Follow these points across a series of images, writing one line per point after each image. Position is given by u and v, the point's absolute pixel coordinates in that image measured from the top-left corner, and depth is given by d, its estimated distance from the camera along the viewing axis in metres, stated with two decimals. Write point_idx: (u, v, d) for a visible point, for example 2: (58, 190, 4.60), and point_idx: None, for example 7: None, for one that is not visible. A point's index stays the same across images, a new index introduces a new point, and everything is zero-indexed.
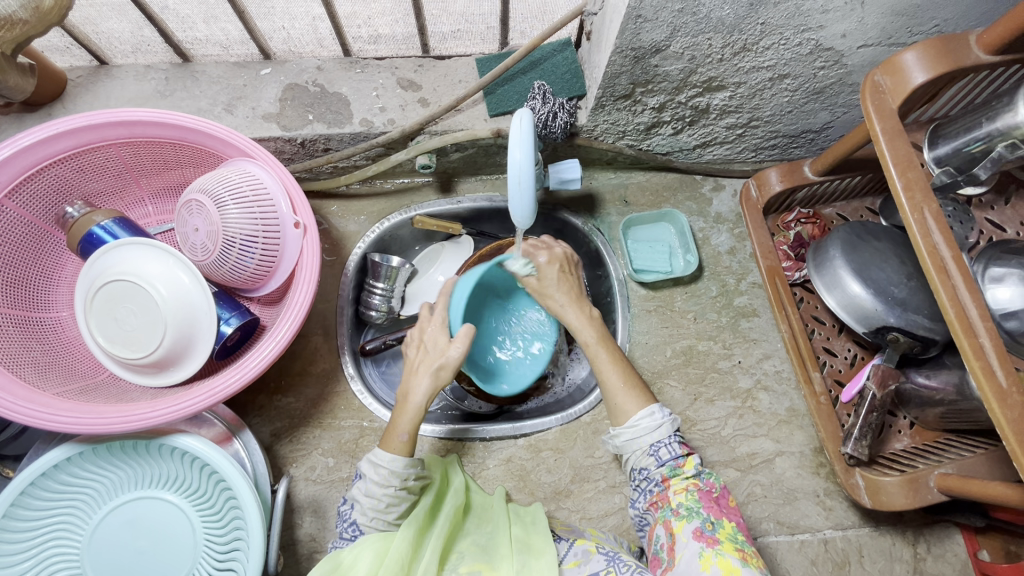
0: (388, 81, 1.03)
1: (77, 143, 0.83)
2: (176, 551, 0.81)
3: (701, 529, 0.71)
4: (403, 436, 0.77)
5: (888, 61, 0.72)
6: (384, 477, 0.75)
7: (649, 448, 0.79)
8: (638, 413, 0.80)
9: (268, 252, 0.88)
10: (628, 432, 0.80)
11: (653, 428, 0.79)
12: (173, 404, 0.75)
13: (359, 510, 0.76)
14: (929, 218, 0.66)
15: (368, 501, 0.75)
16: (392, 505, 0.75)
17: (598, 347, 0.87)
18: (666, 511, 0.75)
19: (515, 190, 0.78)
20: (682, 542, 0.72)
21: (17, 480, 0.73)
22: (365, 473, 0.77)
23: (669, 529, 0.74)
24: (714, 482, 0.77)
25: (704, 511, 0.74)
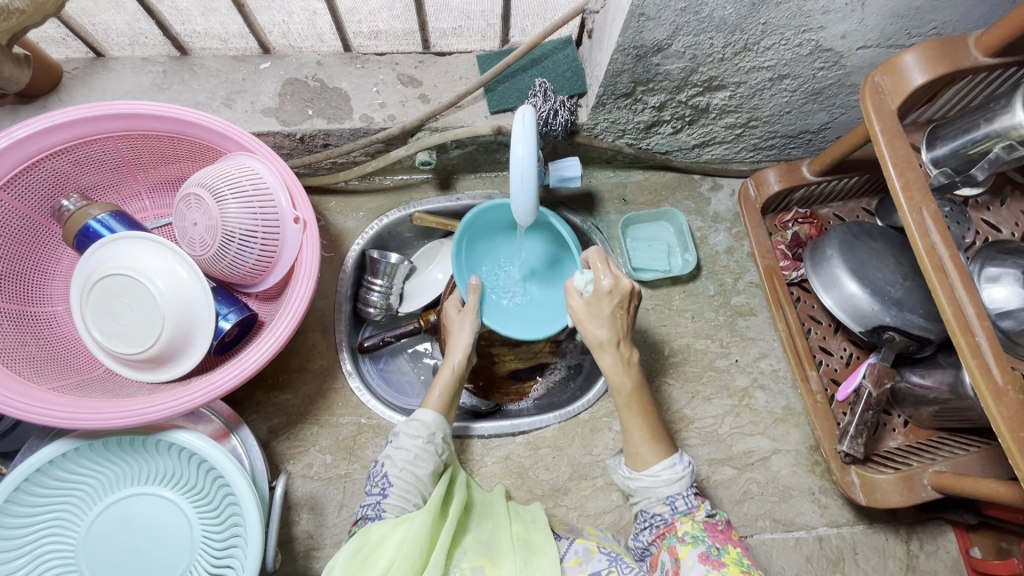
0: (389, 77, 1.02)
1: (74, 136, 0.82)
2: (171, 549, 0.80)
3: (706, 554, 0.72)
4: (437, 392, 0.89)
5: (888, 61, 0.72)
6: (413, 427, 0.82)
7: (665, 497, 0.78)
8: (659, 464, 0.79)
9: (268, 248, 0.87)
10: (646, 480, 0.79)
11: (672, 479, 0.78)
12: (171, 399, 0.75)
13: (391, 464, 0.79)
14: (927, 218, 0.67)
15: (399, 454, 0.80)
16: (420, 457, 0.79)
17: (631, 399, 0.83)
18: (672, 537, 0.76)
19: (517, 186, 0.78)
20: (688, 567, 0.72)
21: (14, 475, 0.73)
22: (398, 431, 0.83)
23: (675, 554, 0.74)
24: (720, 515, 0.77)
25: (709, 539, 0.74)
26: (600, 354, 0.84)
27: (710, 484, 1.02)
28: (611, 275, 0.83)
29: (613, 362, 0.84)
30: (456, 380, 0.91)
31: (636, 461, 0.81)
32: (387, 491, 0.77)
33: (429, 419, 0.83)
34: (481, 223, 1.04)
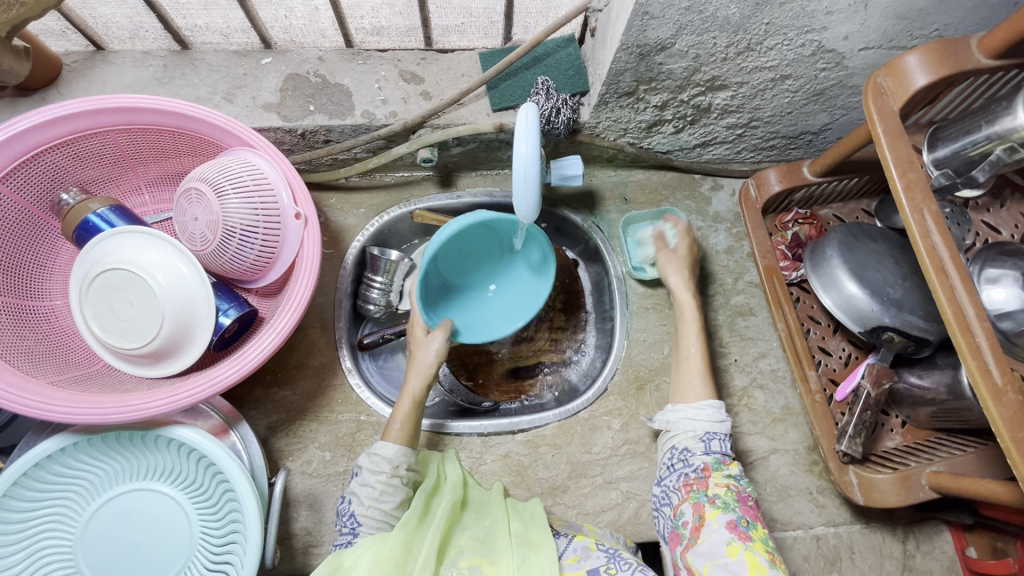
0: (391, 73, 1.02)
1: (73, 129, 0.81)
2: (170, 545, 0.80)
3: (735, 522, 0.73)
4: (397, 424, 0.84)
5: (890, 63, 0.72)
6: (376, 462, 0.79)
7: (701, 434, 0.83)
8: (703, 401, 0.86)
9: (268, 243, 0.87)
10: (689, 411, 0.84)
11: (713, 419, 0.83)
12: (171, 395, 0.75)
13: (357, 503, 0.78)
14: (928, 219, 0.67)
15: (364, 490, 0.78)
16: (386, 493, 0.78)
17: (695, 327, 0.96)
18: (701, 495, 0.77)
19: (520, 183, 0.79)
20: (712, 527, 0.74)
21: (11, 471, 0.72)
22: (361, 465, 0.81)
23: (702, 513, 0.75)
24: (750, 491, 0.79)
25: (740, 509, 0.75)
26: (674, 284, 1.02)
27: None
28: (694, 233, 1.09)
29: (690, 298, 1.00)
30: (413, 411, 0.86)
31: (683, 395, 0.88)
32: (356, 531, 0.76)
33: (393, 450, 0.80)
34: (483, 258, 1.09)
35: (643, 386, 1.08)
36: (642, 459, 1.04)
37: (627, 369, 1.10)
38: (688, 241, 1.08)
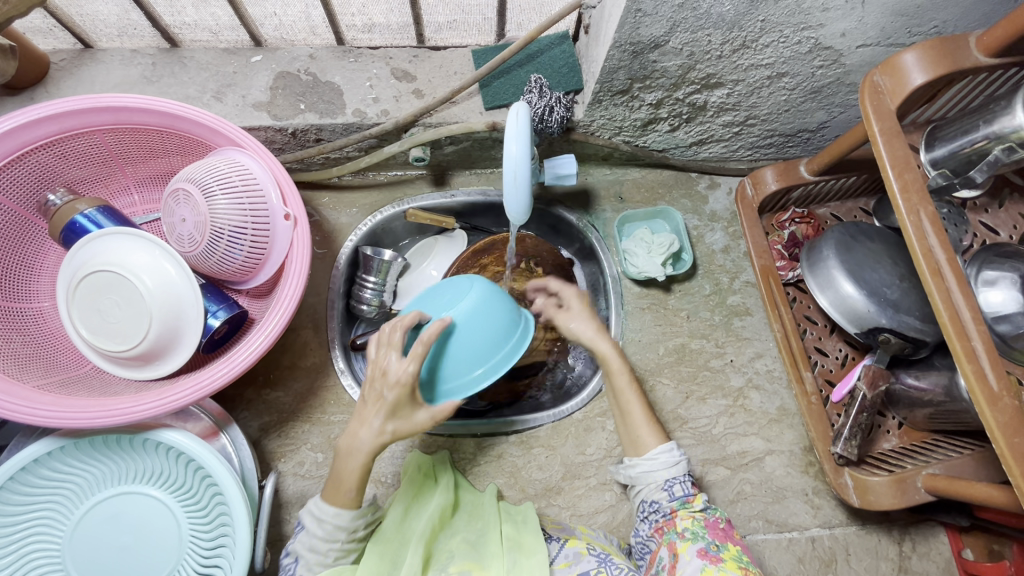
0: (382, 71, 1.01)
1: (59, 129, 0.81)
2: (159, 548, 0.79)
3: (706, 549, 0.72)
4: (351, 492, 0.71)
5: (887, 61, 0.71)
6: (328, 533, 0.70)
7: (662, 483, 0.80)
8: (656, 447, 0.83)
9: (258, 244, 0.86)
10: (645, 464, 0.82)
11: (669, 464, 0.81)
12: (158, 398, 0.74)
13: (304, 565, 0.71)
14: (924, 220, 0.66)
15: (314, 555, 0.71)
16: (339, 557, 0.72)
17: (621, 374, 0.86)
18: (672, 533, 0.76)
19: (511, 185, 0.78)
20: (685, 561, 0.71)
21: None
22: (308, 527, 0.71)
23: (674, 549, 0.74)
24: (720, 516, 0.78)
25: (709, 535, 0.74)
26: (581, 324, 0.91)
27: (703, 484, 1.01)
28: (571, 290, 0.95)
29: (590, 330, 0.90)
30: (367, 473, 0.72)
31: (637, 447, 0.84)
32: None
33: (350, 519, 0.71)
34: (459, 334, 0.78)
35: None
36: None
37: None
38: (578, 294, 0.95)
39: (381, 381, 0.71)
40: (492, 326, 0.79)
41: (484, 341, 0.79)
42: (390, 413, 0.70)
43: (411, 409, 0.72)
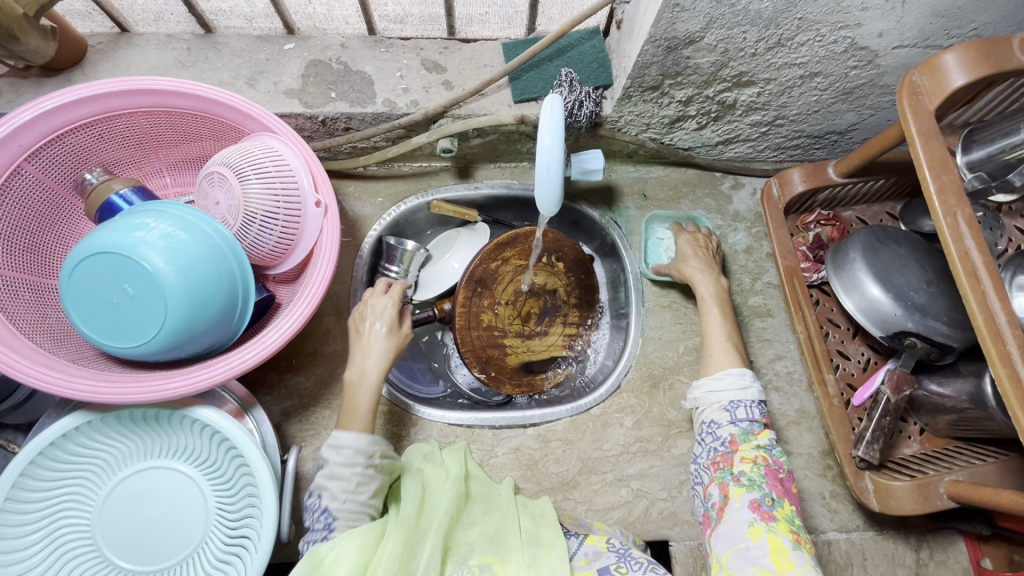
0: (413, 62, 1.01)
1: (99, 110, 0.82)
2: (187, 520, 0.80)
3: (759, 502, 0.77)
4: (367, 413, 0.82)
5: (927, 61, 0.70)
6: (349, 456, 0.77)
7: (726, 404, 0.87)
8: (728, 370, 0.90)
9: (289, 230, 0.87)
10: (712, 383, 0.89)
11: (739, 387, 0.87)
12: (187, 376, 0.74)
13: (328, 497, 0.75)
14: (962, 222, 0.66)
15: (336, 484, 0.75)
16: (361, 485, 0.76)
17: (711, 304, 1.00)
18: (727, 473, 0.81)
19: (543, 176, 0.78)
20: (736, 506, 0.77)
21: (21, 457, 0.72)
22: (326, 457, 0.77)
23: (725, 491, 0.80)
24: (782, 462, 0.82)
25: (766, 485, 0.79)
26: (684, 263, 1.06)
27: None
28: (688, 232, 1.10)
29: (706, 278, 1.03)
30: (374, 396, 0.84)
31: (707, 369, 0.93)
32: (331, 526, 0.74)
33: (360, 449, 0.77)
34: (182, 261, 0.73)
35: (657, 384, 1.08)
36: (653, 457, 1.04)
37: (642, 367, 1.09)
38: (691, 238, 1.08)
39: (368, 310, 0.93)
40: (204, 270, 0.75)
41: (208, 294, 0.76)
42: (397, 327, 0.92)
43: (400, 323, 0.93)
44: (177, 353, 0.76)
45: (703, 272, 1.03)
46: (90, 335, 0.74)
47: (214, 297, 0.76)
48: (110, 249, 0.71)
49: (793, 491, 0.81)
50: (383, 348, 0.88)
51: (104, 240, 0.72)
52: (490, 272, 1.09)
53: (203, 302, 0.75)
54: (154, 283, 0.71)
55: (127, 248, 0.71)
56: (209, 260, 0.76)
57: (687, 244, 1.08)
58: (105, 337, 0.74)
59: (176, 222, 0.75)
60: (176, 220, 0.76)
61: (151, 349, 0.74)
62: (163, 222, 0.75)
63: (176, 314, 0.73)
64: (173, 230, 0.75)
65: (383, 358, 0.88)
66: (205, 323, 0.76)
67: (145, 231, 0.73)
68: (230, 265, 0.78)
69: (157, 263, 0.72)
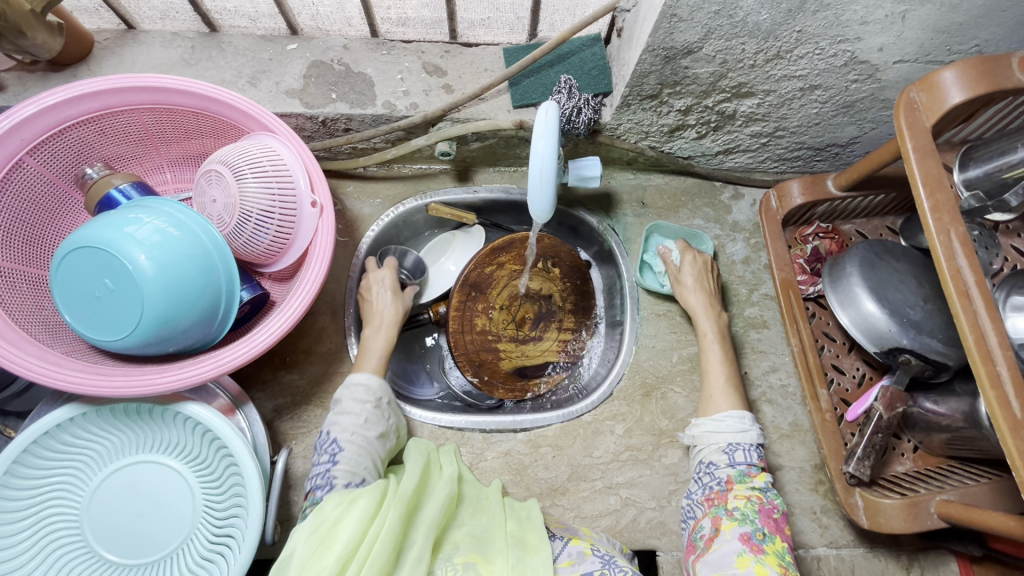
0: (414, 65, 1.02)
1: (101, 106, 0.83)
2: (175, 514, 0.81)
3: (750, 535, 0.78)
4: (378, 359, 0.93)
5: (925, 77, 0.69)
6: (361, 393, 0.86)
7: (725, 446, 0.88)
8: (728, 412, 0.91)
9: (284, 228, 0.87)
10: (712, 424, 0.90)
11: (738, 430, 0.88)
12: (179, 372, 0.75)
13: (339, 430, 0.82)
14: (954, 241, 0.65)
15: (347, 420, 0.83)
16: (370, 422, 0.84)
17: (714, 341, 1.01)
18: (720, 509, 0.82)
19: (536, 182, 0.79)
20: (726, 538, 0.78)
21: (17, 442, 0.73)
22: (340, 397, 0.86)
23: (718, 525, 0.81)
24: (776, 503, 0.83)
25: (759, 522, 0.80)
26: (687, 295, 1.05)
27: None
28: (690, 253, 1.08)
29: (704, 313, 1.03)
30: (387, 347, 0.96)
31: (706, 409, 0.94)
32: (337, 458, 0.80)
33: (370, 387, 0.87)
34: (168, 259, 0.74)
35: (649, 393, 1.08)
36: (644, 466, 1.03)
37: (635, 375, 1.09)
38: (693, 263, 1.07)
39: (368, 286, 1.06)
40: (191, 270, 0.76)
41: (192, 293, 0.76)
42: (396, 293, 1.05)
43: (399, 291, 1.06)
44: (157, 348, 0.77)
45: (704, 305, 1.03)
46: (75, 322, 0.75)
47: (198, 296, 0.77)
48: (100, 241, 0.72)
49: (785, 531, 0.81)
50: (388, 311, 1.01)
51: (96, 232, 0.72)
52: (484, 276, 1.10)
53: (186, 300, 0.75)
54: (139, 277, 0.72)
55: (116, 240, 0.72)
56: (197, 259, 0.76)
57: (692, 269, 1.06)
58: (88, 328, 0.75)
59: (167, 219, 0.76)
60: (168, 217, 0.77)
61: (131, 342, 0.74)
62: (155, 218, 0.75)
63: (157, 310, 0.73)
64: (164, 227, 0.75)
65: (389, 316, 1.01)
66: (188, 321, 0.77)
67: (137, 226, 0.74)
68: (218, 267, 0.79)
69: (144, 259, 0.72)
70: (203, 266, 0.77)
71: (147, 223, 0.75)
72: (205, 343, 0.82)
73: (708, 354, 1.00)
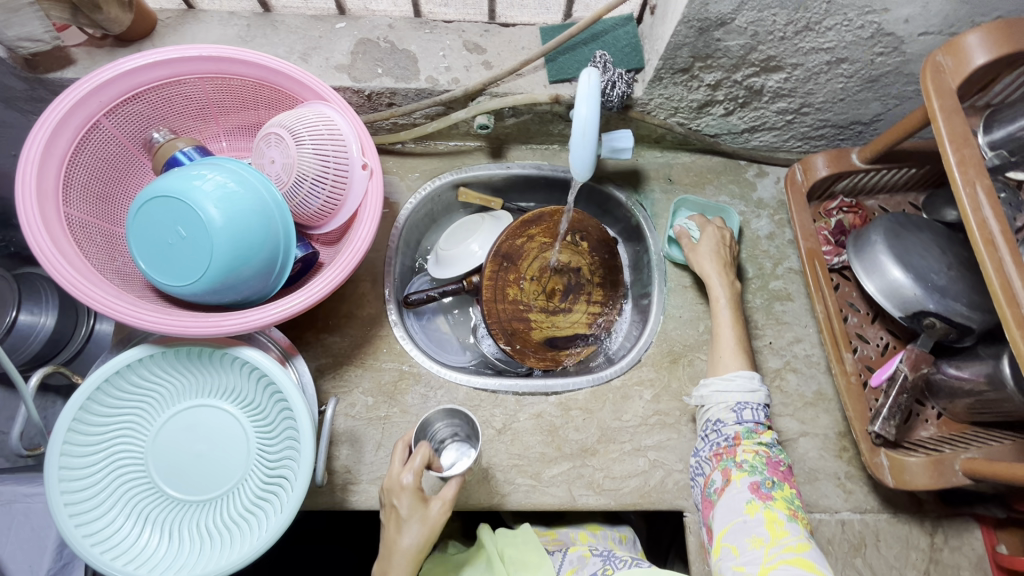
0: (455, 43, 1.07)
1: (170, 73, 0.88)
2: (230, 456, 0.85)
3: (758, 484, 0.83)
4: None
5: (950, 43, 0.74)
6: None
7: (734, 405, 0.93)
8: (736, 372, 0.96)
9: (336, 191, 0.93)
10: (720, 384, 0.95)
11: (747, 389, 0.93)
12: (242, 316, 0.80)
13: None
14: (980, 193, 0.68)
15: None
16: None
17: (726, 307, 1.04)
18: (729, 461, 0.88)
19: (578, 140, 0.84)
20: (738, 486, 0.84)
21: (87, 384, 0.77)
22: None
23: (729, 475, 0.86)
24: (782, 457, 0.89)
25: (767, 472, 0.85)
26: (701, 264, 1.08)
27: None
28: (708, 226, 1.11)
29: (721, 282, 1.06)
30: None
31: (727, 366, 0.98)
32: None
33: None
34: (233, 212, 0.79)
35: (676, 360, 1.11)
36: (671, 430, 1.07)
37: (662, 343, 1.13)
38: (713, 235, 1.10)
39: (395, 492, 0.83)
40: (253, 222, 0.81)
41: (255, 244, 0.81)
42: (422, 515, 0.82)
43: (425, 509, 0.83)
44: (220, 296, 0.82)
45: (718, 272, 1.06)
46: (148, 271, 0.81)
47: (260, 248, 0.82)
48: (173, 193, 0.78)
49: (793, 482, 0.87)
50: (409, 542, 0.81)
51: (168, 186, 0.78)
52: (515, 248, 1.15)
53: (249, 251, 0.81)
54: (208, 226, 0.77)
55: (188, 191, 0.78)
56: (258, 213, 0.81)
57: (710, 240, 1.09)
58: (161, 275, 0.80)
59: (230, 175, 0.81)
60: (231, 173, 0.82)
61: (200, 288, 0.79)
62: (219, 173, 0.81)
63: (225, 260, 0.79)
64: (228, 182, 0.80)
65: (407, 555, 0.80)
66: (250, 271, 0.82)
67: (204, 180, 0.79)
68: (278, 221, 0.84)
69: (212, 211, 0.78)
70: (264, 219, 0.82)
71: (212, 179, 0.80)
72: (263, 295, 0.87)
73: (719, 318, 1.03)
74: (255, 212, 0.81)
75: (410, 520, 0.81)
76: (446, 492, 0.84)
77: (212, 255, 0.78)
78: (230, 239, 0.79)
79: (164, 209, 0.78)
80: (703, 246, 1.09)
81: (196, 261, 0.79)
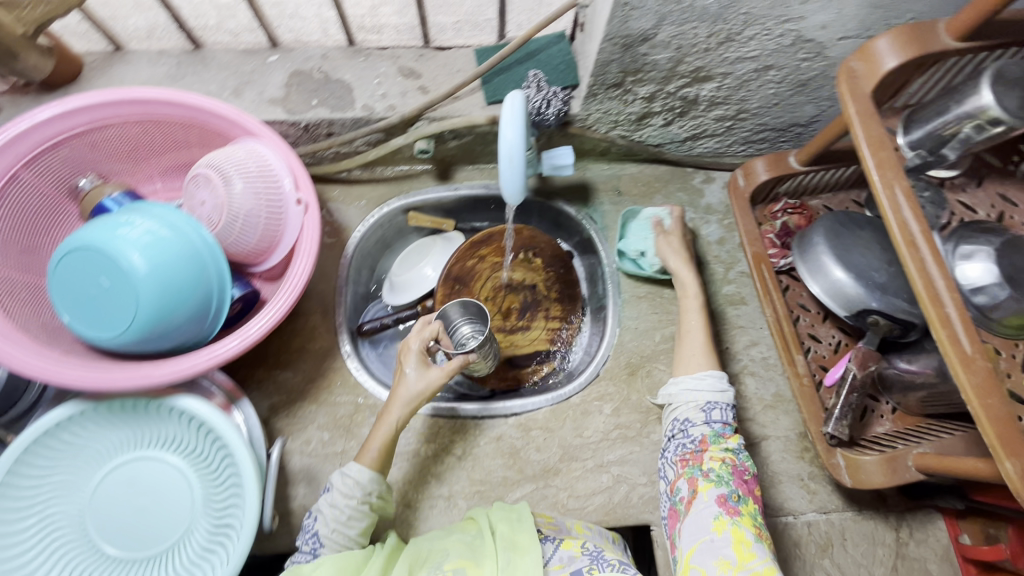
0: (390, 69, 1.07)
1: (92, 120, 0.87)
2: (174, 508, 0.83)
3: (726, 497, 0.83)
4: (372, 448, 0.87)
5: (861, 48, 0.75)
6: (349, 488, 0.84)
7: (703, 405, 0.93)
8: (707, 371, 0.96)
9: (271, 227, 0.91)
10: (692, 382, 0.95)
11: (717, 389, 0.93)
12: (175, 365, 0.78)
13: (321, 522, 0.83)
14: (899, 196, 0.69)
15: (330, 512, 0.83)
16: (353, 519, 0.83)
17: (692, 299, 1.05)
18: (695, 469, 0.87)
19: (506, 166, 0.83)
20: (704, 499, 0.83)
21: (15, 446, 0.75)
22: (333, 484, 0.85)
23: (695, 486, 0.86)
24: (747, 465, 0.88)
25: (733, 483, 0.85)
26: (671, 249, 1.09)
27: None
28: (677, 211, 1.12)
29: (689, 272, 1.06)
30: (391, 437, 0.87)
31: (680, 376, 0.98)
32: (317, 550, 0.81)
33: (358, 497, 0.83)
34: (159, 258, 0.77)
35: (634, 372, 1.11)
36: (633, 443, 1.06)
37: (619, 356, 1.12)
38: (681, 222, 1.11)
39: (407, 348, 0.93)
40: (182, 267, 0.79)
41: (186, 290, 0.79)
42: (424, 370, 0.91)
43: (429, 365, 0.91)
44: (152, 344, 0.80)
45: (685, 263, 1.07)
46: (74, 323, 0.78)
47: (191, 293, 0.80)
48: (94, 243, 0.76)
49: (756, 492, 0.87)
50: (410, 390, 0.89)
51: (91, 235, 0.76)
52: (467, 270, 1.16)
53: (179, 297, 0.79)
54: (133, 275, 0.75)
55: (111, 240, 0.76)
56: (187, 257, 0.80)
57: (677, 231, 1.10)
58: (88, 327, 0.78)
59: (157, 220, 0.80)
60: (157, 218, 0.80)
61: (130, 338, 0.77)
62: (145, 219, 0.79)
63: (153, 308, 0.77)
64: (154, 228, 0.79)
65: (407, 397, 0.88)
66: (182, 317, 0.80)
67: (129, 228, 0.77)
68: (209, 264, 0.82)
69: (136, 259, 0.76)
70: (194, 263, 0.80)
71: (137, 225, 0.78)
72: (200, 340, 0.85)
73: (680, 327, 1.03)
74: (184, 256, 0.80)
75: (412, 374, 0.90)
76: (453, 362, 0.93)
77: (138, 303, 0.76)
78: (157, 286, 0.77)
79: (86, 259, 0.76)
80: (671, 236, 1.10)
81: (122, 310, 0.76)
